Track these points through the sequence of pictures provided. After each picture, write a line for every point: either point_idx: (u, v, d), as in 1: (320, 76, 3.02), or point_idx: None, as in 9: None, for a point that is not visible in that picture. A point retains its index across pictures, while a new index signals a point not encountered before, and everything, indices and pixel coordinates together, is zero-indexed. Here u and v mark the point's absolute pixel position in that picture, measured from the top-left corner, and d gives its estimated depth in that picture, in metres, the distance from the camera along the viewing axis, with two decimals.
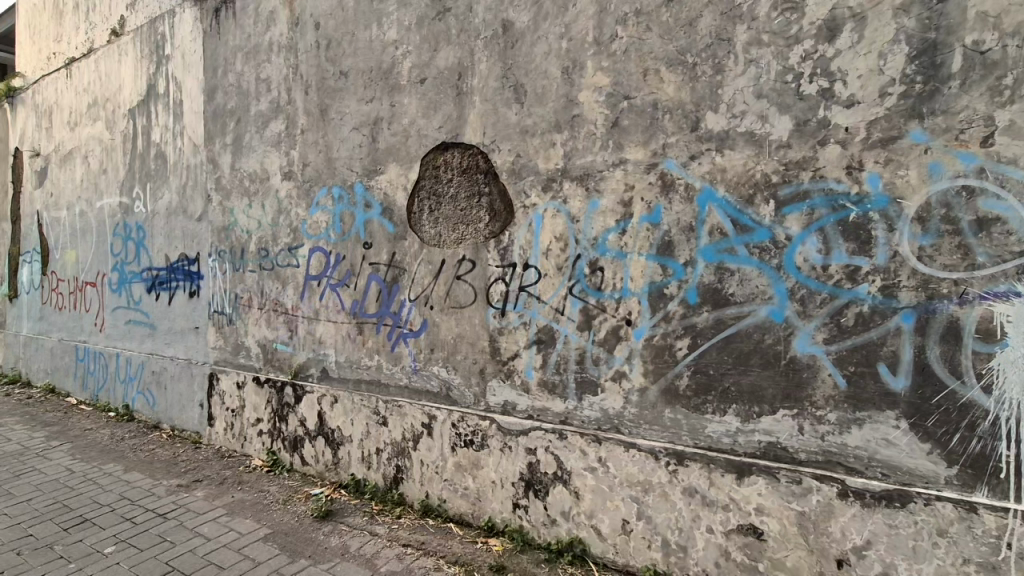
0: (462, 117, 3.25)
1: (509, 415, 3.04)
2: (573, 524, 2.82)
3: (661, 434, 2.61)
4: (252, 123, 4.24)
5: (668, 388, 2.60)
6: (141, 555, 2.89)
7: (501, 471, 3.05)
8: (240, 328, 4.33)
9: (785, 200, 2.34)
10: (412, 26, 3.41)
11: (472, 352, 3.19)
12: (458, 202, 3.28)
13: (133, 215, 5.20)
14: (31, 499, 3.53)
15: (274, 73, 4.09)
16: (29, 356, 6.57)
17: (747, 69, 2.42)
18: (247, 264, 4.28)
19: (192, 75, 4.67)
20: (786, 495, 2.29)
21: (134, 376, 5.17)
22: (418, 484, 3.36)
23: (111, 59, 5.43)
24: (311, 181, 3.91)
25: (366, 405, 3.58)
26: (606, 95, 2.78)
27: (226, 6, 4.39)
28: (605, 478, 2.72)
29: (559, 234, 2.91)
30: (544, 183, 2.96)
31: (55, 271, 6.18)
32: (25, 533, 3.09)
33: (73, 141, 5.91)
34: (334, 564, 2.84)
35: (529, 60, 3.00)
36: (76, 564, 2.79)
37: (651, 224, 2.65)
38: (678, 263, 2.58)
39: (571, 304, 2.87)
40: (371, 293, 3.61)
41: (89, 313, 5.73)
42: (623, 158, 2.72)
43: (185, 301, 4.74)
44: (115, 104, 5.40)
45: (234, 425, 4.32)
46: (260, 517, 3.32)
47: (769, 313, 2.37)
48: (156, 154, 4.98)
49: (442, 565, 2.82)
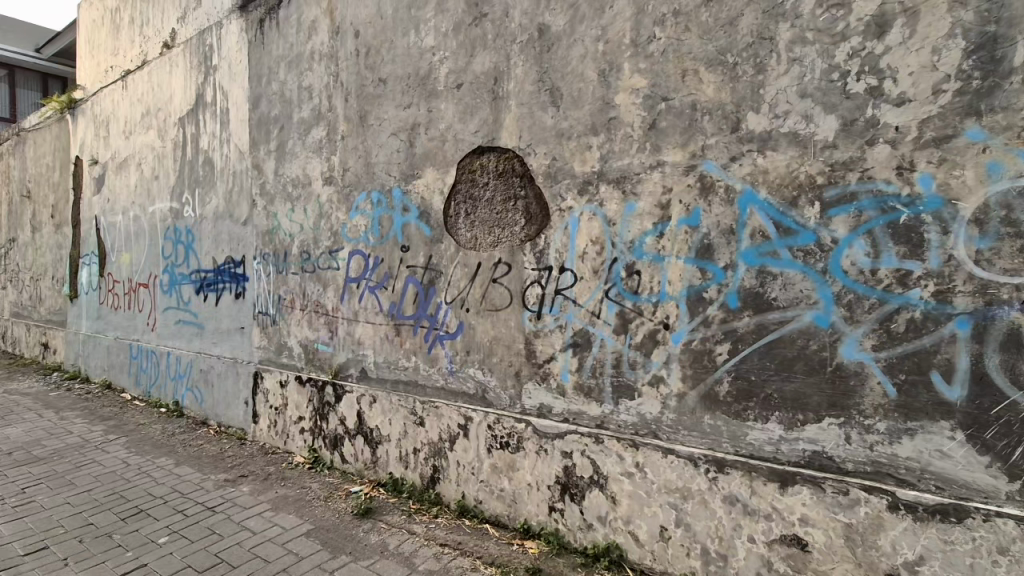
0: (498, 121, 3.27)
1: (545, 417, 3.05)
2: (610, 529, 2.80)
3: (700, 440, 2.57)
4: (295, 130, 4.38)
5: (707, 393, 2.56)
6: (193, 546, 3.02)
7: (537, 473, 3.06)
8: (283, 329, 4.47)
9: (831, 202, 2.28)
10: (449, 32, 3.46)
11: (508, 354, 3.21)
12: (494, 205, 3.30)
13: (183, 219, 5.43)
14: (92, 490, 3.73)
15: (316, 81, 4.21)
16: (88, 354, 6.93)
17: (791, 68, 2.36)
18: (290, 266, 4.41)
19: (238, 84, 4.85)
20: (832, 506, 2.23)
21: (184, 374, 5.40)
22: (454, 485, 3.40)
23: (163, 71, 5.68)
24: (350, 185, 4.01)
25: (404, 405, 3.64)
26: (643, 97, 2.75)
27: (270, 16, 4.54)
28: (643, 483, 2.69)
29: (595, 237, 2.90)
30: (580, 185, 2.96)
31: (111, 273, 6.50)
32: (87, 522, 3.27)
33: (128, 149, 6.21)
34: (374, 561, 2.90)
35: (565, 63, 3.00)
36: (134, 553, 2.93)
37: (689, 227, 2.62)
38: (718, 266, 2.54)
39: (607, 308, 2.85)
40: (409, 295, 3.67)
41: (142, 313, 6.01)
42: (662, 160, 2.70)
43: (231, 301, 4.93)
44: (166, 114, 5.65)
45: (277, 422, 4.46)
46: (303, 513, 3.42)
47: (813, 318, 2.31)
48: (204, 161, 5.19)
49: (479, 565, 2.85)
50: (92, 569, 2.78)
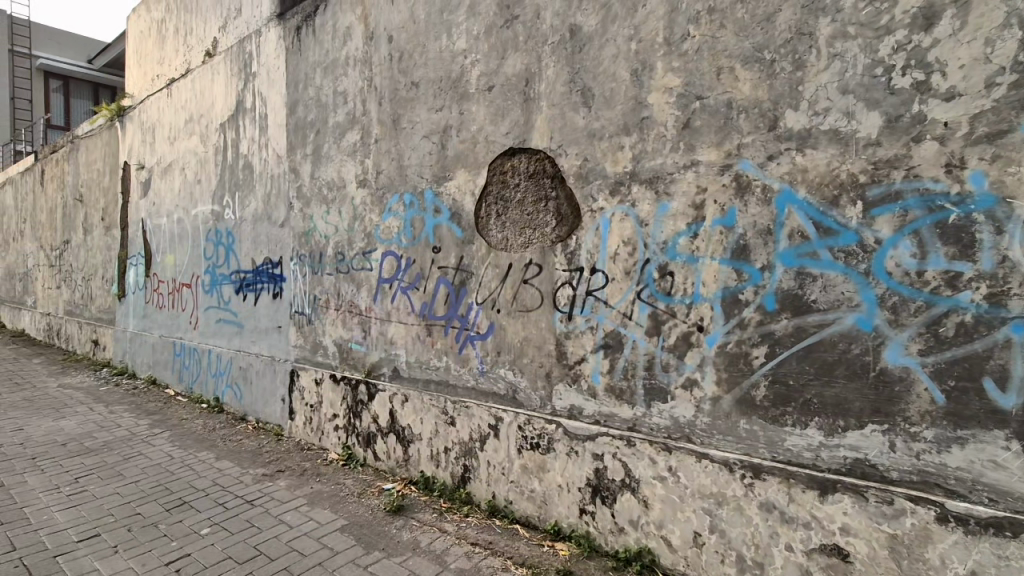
0: (529, 122, 3.28)
1: (576, 419, 3.04)
2: (642, 533, 2.77)
3: (736, 445, 2.51)
4: (330, 134, 4.48)
5: (743, 398, 2.51)
6: (233, 538, 3.12)
7: (567, 475, 3.05)
8: (319, 328, 4.57)
9: (874, 201, 2.20)
10: (481, 35, 3.49)
11: (539, 355, 3.21)
12: (525, 206, 3.31)
13: (224, 222, 5.62)
14: (139, 481, 3.89)
15: (350, 85, 4.31)
16: (134, 351, 7.24)
17: (831, 64, 2.30)
18: (325, 267, 4.52)
19: (277, 89, 4.99)
20: (876, 516, 2.15)
21: (224, 371, 5.58)
22: (484, 485, 3.42)
23: (206, 78, 5.90)
24: (383, 187, 4.08)
25: (435, 404, 3.68)
26: (677, 96, 2.72)
27: (307, 23, 4.67)
28: (676, 487, 2.65)
29: (627, 238, 2.88)
30: (612, 186, 2.94)
31: (156, 273, 6.78)
32: (135, 511, 3.41)
33: (172, 154, 6.47)
34: (406, 558, 2.93)
35: (597, 63, 2.99)
36: (178, 543, 3.05)
37: (724, 227, 2.57)
38: (754, 267, 2.48)
39: (639, 310, 2.82)
40: (440, 295, 3.71)
41: (185, 312, 6.24)
42: (696, 159, 2.65)
43: (269, 301, 5.07)
44: (209, 120, 5.86)
45: (313, 419, 4.57)
46: (337, 508, 3.49)
47: (855, 322, 2.24)
48: (244, 165, 5.36)
49: (509, 565, 2.86)
50: (139, 556, 2.90)
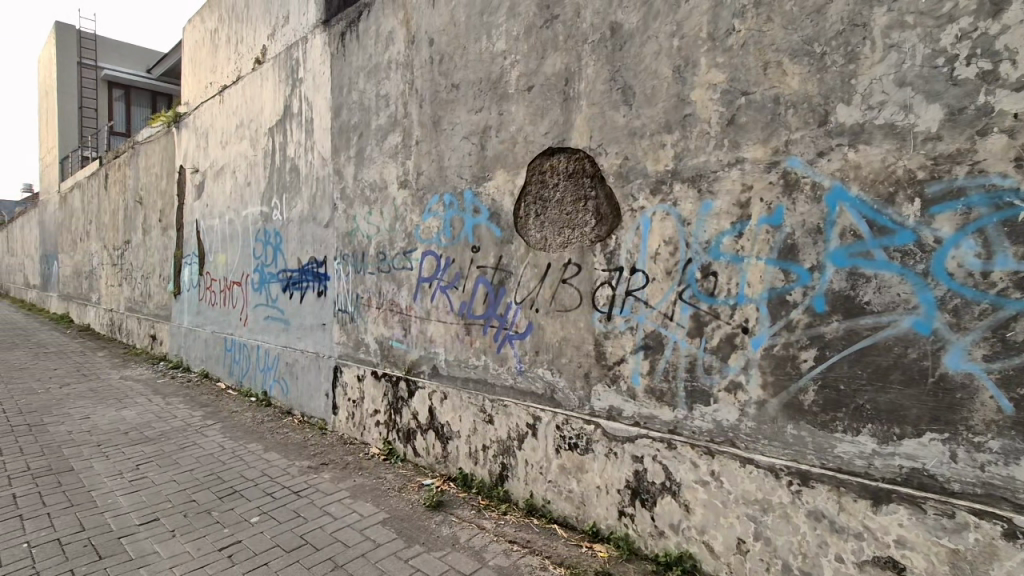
0: (569, 121, 3.27)
1: (614, 420, 3.01)
2: (683, 538, 2.72)
3: (782, 451, 2.44)
4: (373, 136, 4.59)
5: (790, 402, 2.43)
6: (281, 527, 3.24)
7: (606, 477, 3.03)
8: (361, 326, 4.69)
9: (934, 198, 2.10)
10: (521, 35, 3.50)
11: (577, 355, 3.20)
12: (564, 206, 3.30)
13: (272, 222, 5.84)
14: (193, 469, 4.09)
15: (392, 89, 4.41)
16: (189, 345, 7.60)
17: (887, 55, 2.20)
18: (367, 266, 4.63)
19: (322, 94, 5.15)
20: (935, 529, 2.04)
21: (271, 366, 5.79)
22: (522, 483, 3.43)
23: (256, 85, 6.14)
24: (424, 188, 4.15)
25: (474, 402, 3.72)
26: (721, 92, 2.66)
27: (351, 29, 4.80)
28: (719, 493, 2.60)
29: (669, 237, 2.84)
30: (653, 185, 2.91)
31: (209, 272, 7.10)
32: (190, 498, 3.59)
33: (224, 158, 6.76)
34: (446, 553, 2.97)
35: (638, 60, 2.96)
36: (230, 530, 3.19)
37: (771, 226, 2.50)
38: (803, 268, 2.40)
39: (681, 310, 2.78)
40: (479, 294, 3.74)
41: (235, 309, 6.52)
42: (741, 157, 2.59)
43: (314, 299, 5.24)
44: (258, 124, 6.10)
45: (355, 414, 4.70)
46: (378, 502, 3.57)
47: (912, 325, 2.13)
48: (291, 168, 5.55)
49: (548, 565, 2.86)
50: (195, 541, 3.05)
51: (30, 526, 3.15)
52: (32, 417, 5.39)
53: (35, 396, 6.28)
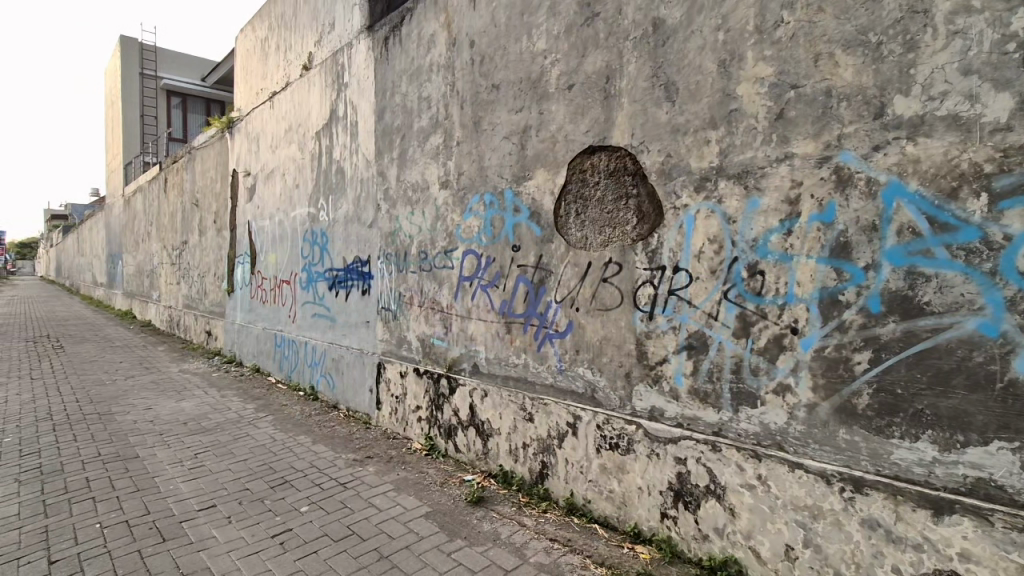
0: (610, 119, 3.25)
1: (656, 421, 2.98)
2: (728, 542, 2.67)
3: (834, 456, 2.35)
4: (415, 138, 4.68)
5: (843, 406, 2.34)
6: (329, 516, 3.36)
7: (648, 478, 2.99)
8: (403, 324, 4.80)
9: (1002, 193, 1.98)
10: (561, 34, 3.50)
11: (618, 355, 3.18)
12: (605, 205, 3.29)
13: (319, 223, 6.04)
14: (247, 459, 4.29)
15: (434, 91, 4.48)
16: (241, 341, 7.95)
17: (950, 42, 2.09)
18: (410, 265, 4.73)
19: (366, 98, 5.29)
20: (1003, 543, 1.93)
21: (318, 361, 5.99)
22: (563, 482, 3.44)
23: (303, 90, 6.36)
24: (465, 188, 4.21)
25: (514, 400, 3.75)
26: (769, 86, 2.59)
27: (394, 34, 4.91)
28: (766, 497, 2.53)
29: (713, 235, 2.78)
30: (697, 182, 2.86)
31: (260, 271, 7.41)
32: (245, 487, 3.77)
33: (274, 161, 7.03)
34: (487, 548, 3.01)
35: (681, 56, 2.91)
36: (282, 518, 3.33)
37: (822, 224, 2.41)
38: (856, 266, 2.32)
39: (726, 310, 2.72)
40: (519, 293, 3.76)
41: (284, 307, 6.78)
42: (790, 152, 2.51)
43: (359, 297, 5.39)
44: (305, 129, 6.32)
45: (398, 410, 4.81)
46: (421, 496, 3.65)
47: (977, 326, 2.02)
48: (337, 170, 5.73)
49: (589, 564, 2.85)
50: (249, 527, 3.20)
51: (101, 508, 3.38)
52: (101, 406, 5.77)
53: (104, 387, 6.72)
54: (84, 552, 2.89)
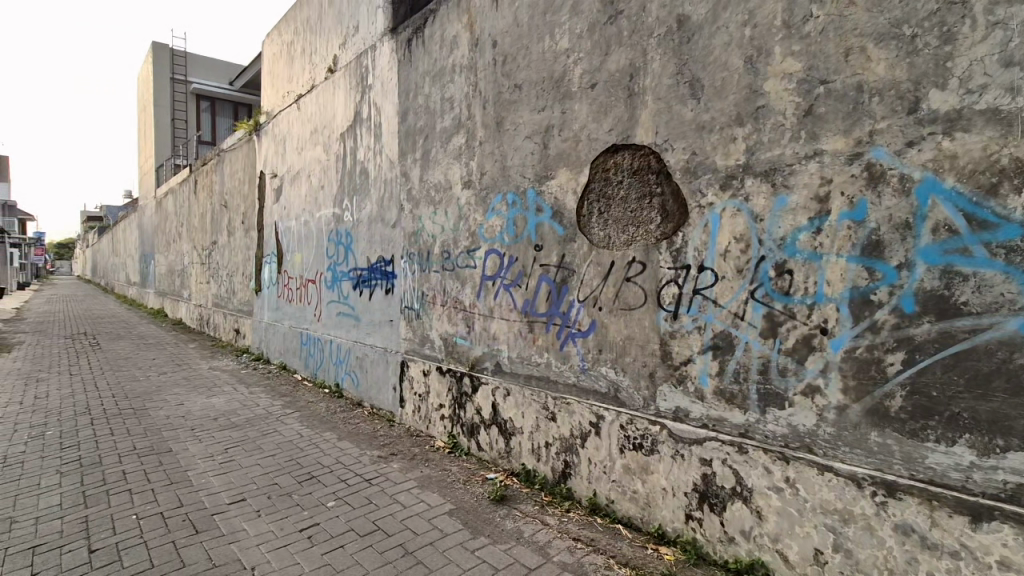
0: (634, 117, 3.23)
1: (681, 421, 2.95)
2: (755, 545, 2.63)
3: (866, 460, 2.30)
4: (438, 138, 4.72)
5: (875, 408, 2.29)
6: (355, 512, 3.41)
7: (672, 479, 2.97)
8: (426, 323, 4.84)
9: None
10: (584, 33, 3.49)
11: (642, 354, 3.16)
12: (628, 203, 3.27)
13: (343, 223, 6.13)
14: (275, 454, 4.38)
15: (457, 91, 4.51)
16: (268, 339, 8.12)
17: (990, 34, 2.02)
18: (432, 265, 4.77)
19: (390, 99, 5.35)
20: None
21: (343, 359, 6.08)
22: (586, 482, 3.43)
23: (328, 92, 6.46)
24: (487, 188, 4.23)
25: (537, 399, 3.76)
26: (797, 82, 2.54)
27: (417, 35, 4.96)
28: (794, 500, 2.49)
29: (739, 234, 2.75)
30: (722, 180, 2.82)
31: (287, 270, 7.56)
32: (274, 481, 3.85)
33: (300, 163, 7.17)
34: (510, 546, 3.02)
35: (706, 53, 2.88)
36: (310, 512, 3.39)
37: (853, 222, 2.36)
38: (889, 265, 2.26)
39: (752, 309, 2.68)
40: (542, 293, 3.76)
41: (310, 306, 6.90)
42: (820, 149, 2.46)
43: (382, 296, 5.46)
44: (330, 130, 6.42)
45: (421, 408, 4.86)
46: (444, 493, 3.68)
47: (1018, 327, 1.95)
48: (361, 171, 5.81)
49: (612, 564, 2.84)
50: (278, 521, 3.28)
51: (137, 500, 3.50)
52: (136, 401, 5.96)
53: (138, 382, 6.94)
54: (122, 542, 2.99)
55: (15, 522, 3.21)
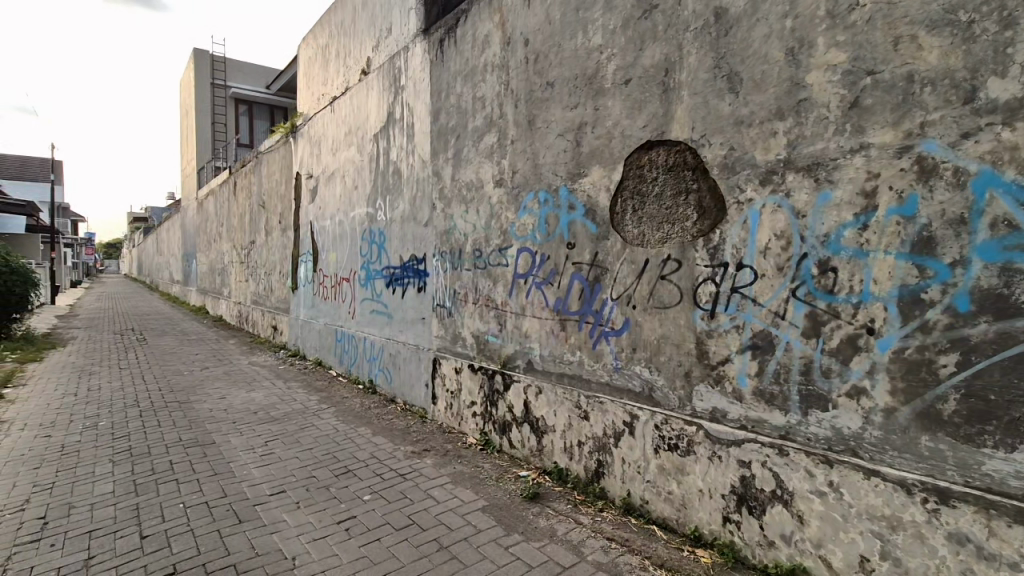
0: (669, 113, 3.18)
1: (718, 422, 2.89)
2: (796, 550, 2.56)
3: (916, 465, 2.21)
4: (469, 137, 4.75)
5: (926, 411, 2.19)
6: (390, 506, 3.46)
7: (709, 480, 2.91)
8: (458, 321, 4.88)
9: None
10: (618, 28, 3.45)
11: (677, 354, 3.11)
12: (663, 200, 3.22)
13: (376, 223, 6.23)
14: (313, 448, 4.49)
15: (488, 90, 4.53)
16: (304, 336, 8.32)
17: None
18: (464, 263, 4.81)
19: (422, 100, 5.41)
20: None
21: (376, 356, 6.18)
22: (620, 482, 3.40)
23: (362, 94, 6.57)
24: (519, 186, 4.23)
25: (569, 398, 3.74)
26: (842, 74, 2.46)
27: (449, 35, 4.99)
28: (838, 505, 2.41)
29: (780, 231, 2.67)
30: (762, 176, 2.75)
31: (322, 269, 7.73)
32: (312, 474, 3.95)
33: (335, 163, 7.31)
34: (544, 544, 3.02)
35: (746, 46, 2.81)
36: (347, 505, 3.46)
37: (902, 217, 2.27)
38: (941, 262, 2.16)
39: (794, 308, 2.61)
40: (574, 291, 3.74)
41: (344, 304, 7.04)
42: (866, 142, 2.38)
43: (415, 294, 5.53)
44: (364, 131, 6.53)
45: (453, 405, 4.90)
46: (477, 489, 3.71)
47: None
48: (394, 171, 5.89)
49: (648, 565, 2.81)
50: (317, 513, 3.36)
51: (184, 489, 3.64)
52: (180, 395, 6.20)
53: (182, 376, 7.21)
54: (170, 529, 3.12)
55: (72, 507, 3.38)
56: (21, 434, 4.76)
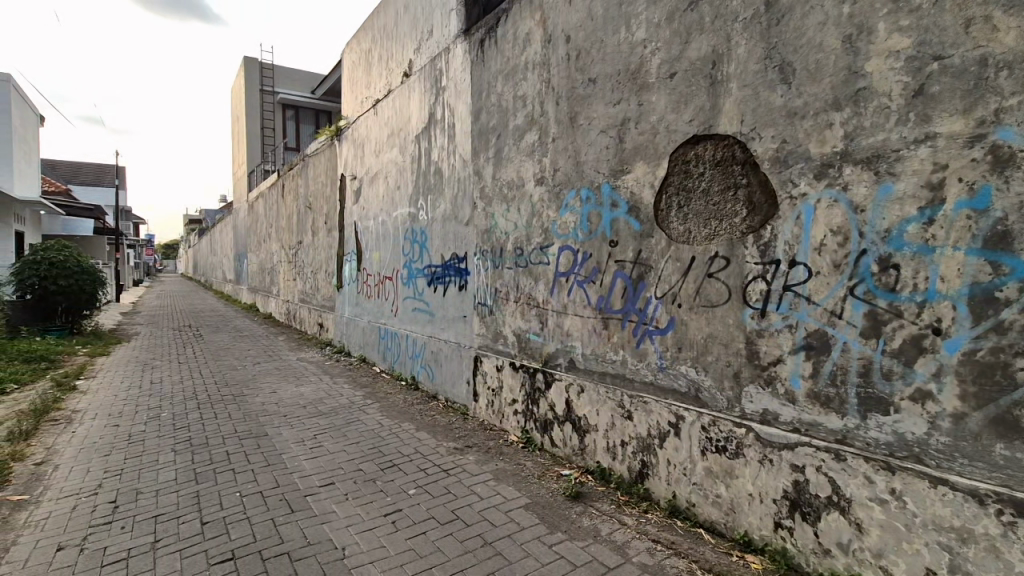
0: (716, 107, 3.09)
1: (769, 425, 2.80)
2: (854, 560, 2.45)
3: (988, 474, 2.07)
4: (510, 136, 4.76)
5: (1000, 417, 2.05)
6: (435, 500, 3.51)
7: (759, 484, 2.82)
8: (499, 319, 4.91)
9: None
10: (662, 22, 3.38)
11: (726, 354, 3.02)
12: (710, 196, 3.14)
13: (418, 222, 6.34)
14: (359, 442, 4.61)
15: (529, 89, 4.53)
16: (349, 333, 8.56)
17: None
18: (505, 262, 4.83)
19: (462, 100, 5.46)
20: None
21: (418, 353, 6.29)
22: (664, 483, 3.33)
23: (403, 96, 6.70)
24: (561, 184, 4.21)
25: (612, 397, 3.70)
26: (905, 60, 2.33)
27: (490, 35, 5.02)
28: (901, 515, 2.28)
29: (837, 226, 2.56)
30: (817, 169, 2.64)
31: (365, 268, 7.93)
32: (359, 467, 4.05)
33: (377, 165, 7.48)
34: (588, 544, 3.00)
35: (799, 35, 2.70)
36: (393, 498, 3.54)
37: (973, 211, 2.13)
38: (1019, 258, 2.02)
39: (852, 307, 2.49)
40: (618, 289, 3.70)
41: (387, 302, 7.19)
42: (932, 132, 2.25)
43: (456, 293, 5.59)
44: (405, 132, 6.65)
45: (494, 402, 4.93)
46: (520, 487, 3.71)
47: None
48: (435, 171, 5.97)
49: (695, 569, 2.75)
50: (365, 505, 3.44)
51: (240, 479, 3.80)
52: (235, 389, 6.48)
53: (236, 371, 7.54)
54: (228, 516, 3.26)
55: (140, 492, 3.59)
56: (92, 423, 5.09)
